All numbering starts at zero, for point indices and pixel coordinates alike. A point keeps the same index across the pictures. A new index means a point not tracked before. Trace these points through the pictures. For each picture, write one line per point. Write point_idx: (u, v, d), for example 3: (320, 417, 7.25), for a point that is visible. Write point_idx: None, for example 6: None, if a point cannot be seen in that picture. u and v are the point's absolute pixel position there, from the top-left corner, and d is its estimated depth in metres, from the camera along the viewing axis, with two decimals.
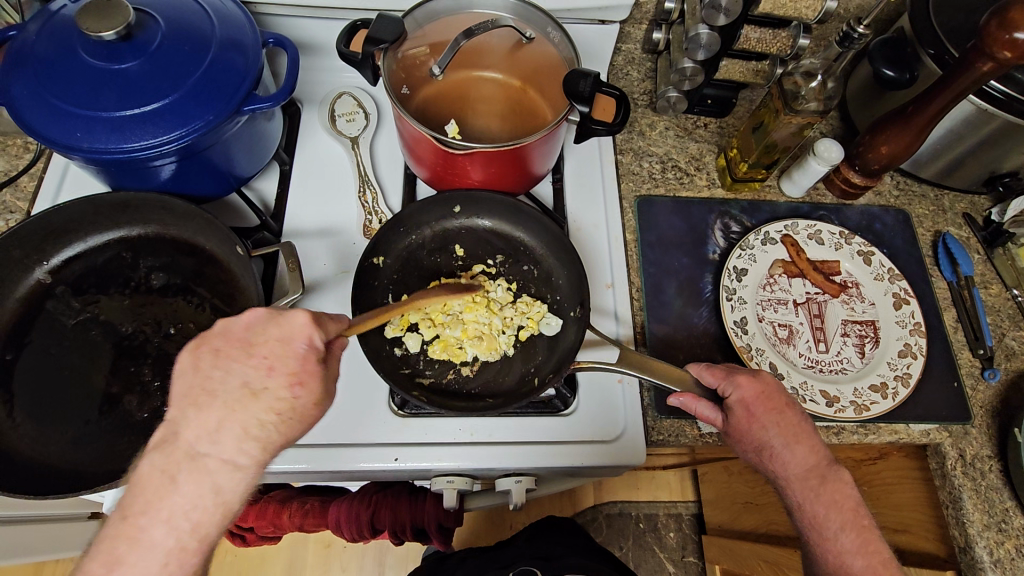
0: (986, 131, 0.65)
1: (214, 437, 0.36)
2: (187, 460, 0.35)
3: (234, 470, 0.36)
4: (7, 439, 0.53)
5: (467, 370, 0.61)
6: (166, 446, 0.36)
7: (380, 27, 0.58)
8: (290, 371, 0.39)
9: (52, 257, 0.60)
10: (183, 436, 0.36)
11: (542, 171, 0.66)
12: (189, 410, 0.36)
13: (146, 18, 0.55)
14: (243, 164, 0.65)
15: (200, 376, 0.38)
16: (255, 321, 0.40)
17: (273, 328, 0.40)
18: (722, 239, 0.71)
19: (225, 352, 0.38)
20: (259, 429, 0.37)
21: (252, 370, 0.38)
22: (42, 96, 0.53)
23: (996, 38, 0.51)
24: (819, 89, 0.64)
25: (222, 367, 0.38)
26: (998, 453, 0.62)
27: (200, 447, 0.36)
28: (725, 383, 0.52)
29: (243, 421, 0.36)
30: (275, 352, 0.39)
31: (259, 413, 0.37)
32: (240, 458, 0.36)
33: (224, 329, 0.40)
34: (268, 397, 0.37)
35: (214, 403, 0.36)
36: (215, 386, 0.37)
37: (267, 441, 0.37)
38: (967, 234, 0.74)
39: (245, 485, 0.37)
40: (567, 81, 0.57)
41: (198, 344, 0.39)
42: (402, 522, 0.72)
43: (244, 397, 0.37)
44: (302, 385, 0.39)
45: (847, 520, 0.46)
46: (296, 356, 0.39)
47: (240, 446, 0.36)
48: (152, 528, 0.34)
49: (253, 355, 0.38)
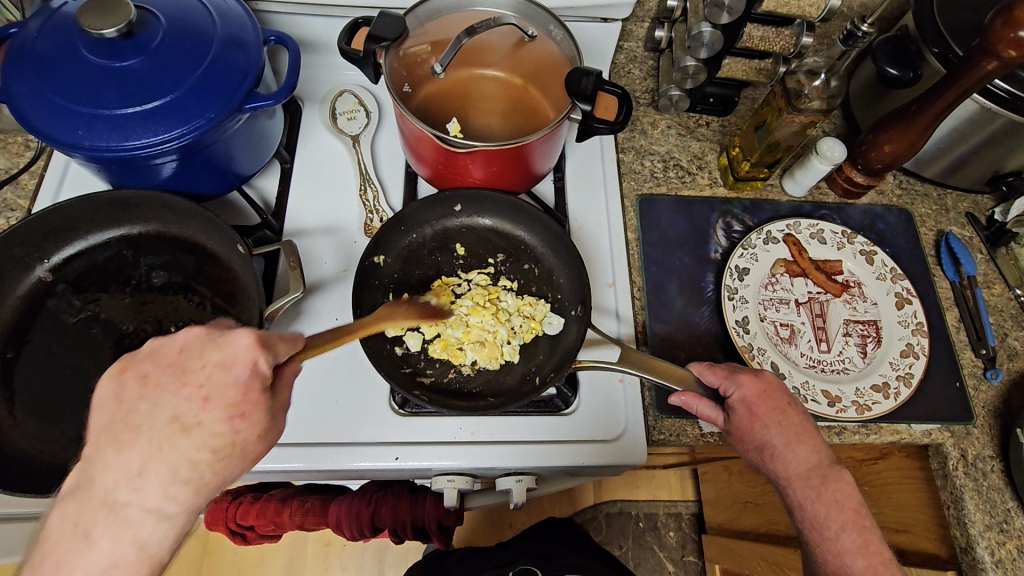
0: (990, 130, 0.64)
1: (134, 483, 0.35)
2: (106, 509, 0.35)
3: (159, 519, 0.36)
4: (7, 437, 0.53)
5: (468, 369, 0.61)
6: (80, 492, 0.35)
7: (382, 25, 0.58)
8: (228, 403, 0.38)
9: (53, 255, 0.60)
10: (100, 481, 0.35)
11: (544, 170, 0.66)
12: (110, 449, 0.36)
13: (147, 16, 0.55)
14: (244, 162, 0.64)
15: (126, 410, 0.37)
16: (191, 346, 0.40)
17: (210, 353, 0.39)
18: (724, 238, 0.71)
19: (154, 383, 0.38)
20: (192, 468, 0.37)
21: (184, 402, 0.38)
22: (44, 94, 0.53)
23: (1000, 37, 0.51)
24: (821, 88, 0.64)
25: (150, 399, 0.38)
26: (999, 453, 0.62)
27: (119, 495, 0.35)
28: (727, 383, 0.52)
29: (171, 462, 0.36)
30: (210, 381, 0.38)
31: (189, 450, 0.37)
32: (167, 504, 0.36)
33: (156, 354, 0.40)
34: (202, 432, 0.37)
35: (138, 440, 0.36)
36: (140, 421, 0.37)
37: (199, 483, 0.37)
38: (970, 234, 0.74)
39: (173, 531, 0.36)
40: (569, 80, 0.57)
41: (125, 369, 0.39)
42: (402, 521, 0.72)
43: (173, 433, 0.37)
44: (243, 416, 0.38)
45: (848, 520, 0.47)
46: (234, 385, 0.38)
47: (167, 489, 0.36)
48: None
49: (187, 385, 0.38)
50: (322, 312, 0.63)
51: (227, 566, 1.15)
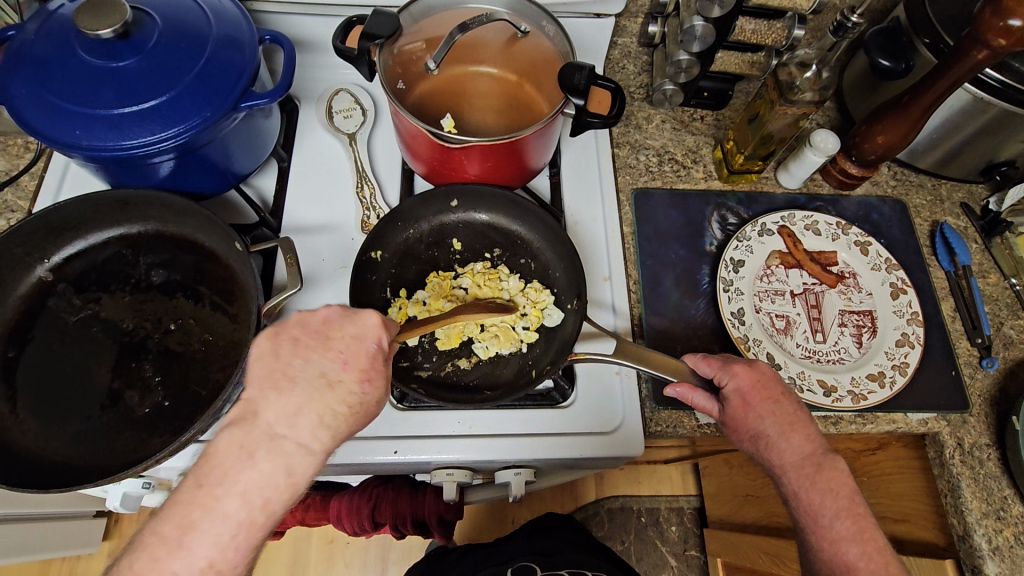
0: (984, 120, 0.65)
1: (293, 420, 0.39)
2: (267, 440, 0.38)
3: (308, 454, 0.39)
4: (10, 434, 0.53)
5: (465, 363, 0.62)
6: (245, 423, 0.39)
7: (375, 23, 0.59)
8: (361, 368, 0.43)
9: (53, 255, 0.60)
10: (263, 416, 0.39)
11: (538, 165, 0.67)
12: (270, 391, 0.40)
13: (143, 16, 0.56)
14: (241, 161, 0.65)
15: (280, 361, 0.42)
16: (331, 319, 0.44)
17: (349, 325, 0.44)
18: (719, 231, 0.71)
19: (305, 343, 0.43)
20: (333, 418, 0.41)
21: (329, 363, 0.42)
22: (42, 95, 0.53)
23: (990, 26, 0.51)
24: (814, 80, 0.64)
25: (302, 356, 0.42)
26: (996, 441, 0.62)
27: (279, 429, 0.39)
28: (720, 373, 0.53)
29: (320, 409, 0.40)
30: (349, 349, 0.43)
31: (333, 403, 0.41)
32: (315, 442, 0.40)
33: (302, 320, 0.44)
34: (344, 389, 0.42)
35: (294, 388, 0.40)
36: (295, 373, 0.41)
37: (337, 431, 0.41)
38: (965, 224, 0.74)
39: (314, 468, 0.40)
40: (562, 74, 0.57)
41: (277, 331, 0.43)
42: (402, 515, 0.72)
43: (322, 386, 0.41)
44: (371, 382, 0.43)
45: (842, 507, 0.47)
46: (367, 354, 0.44)
47: (315, 432, 0.40)
48: (227, 499, 0.37)
49: (330, 349, 0.43)
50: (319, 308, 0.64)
51: None
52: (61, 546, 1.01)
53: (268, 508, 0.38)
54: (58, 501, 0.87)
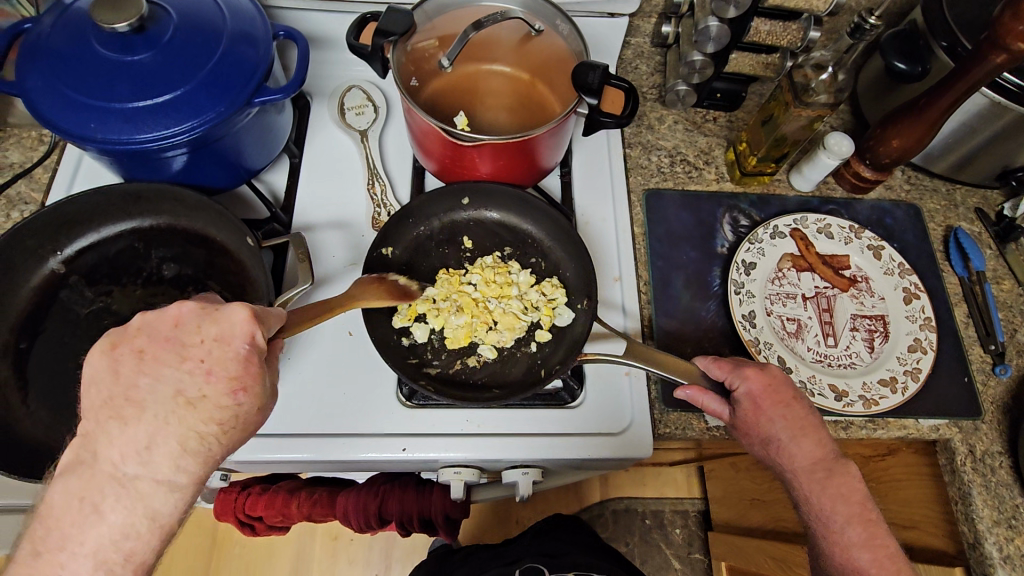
0: (1000, 125, 0.64)
1: (143, 456, 0.36)
2: (112, 481, 0.35)
3: (170, 489, 0.36)
4: (21, 424, 0.53)
5: (473, 361, 0.62)
6: (84, 468, 0.36)
7: (390, 20, 0.59)
8: (231, 376, 0.39)
9: (66, 247, 0.60)
10: (104, 456, 0.36)
11: (550, 164, 0.66)
12: (111, 423, 0.36)
13: (159, 11, 0.56)
14: (253, 156, 0.65)
15: (122, 384, 0.37)
16: (188, 326, 0.40)
17: (208, 327, 0.40)
18: (731, 233, 0.71)
19: (153, 357, 0.38)
20: (199, 442, 0.37)
21: (187, 377, 0.38)
22: (57, 87, 0.54)
23: (1008, 30, 0.51)
24: (829, 82, 0.63)
25: (150, 373, 0.38)
26: (1008, 448, 0.62)
27: (126, 468, 0.36)
28: (732, 376, 0.52)
29: (180, 434, 0.37)
30: (210, 356, 0.39)
31: (195, 423, 0.37)
32: (177, 476, 0.36)
33: (150, 331, 0.39)
34: (208, 406, 0.38)
35: (143, 416, 0.36)
36: (142, 397, 0.37)
37: (208, 454, 0.38)
38: (979, 229, 0.74)
39: (182, 503, 0.37)
40: (576, 73, 0.57)
41: (117, 345, 0.39)
42: (409, 513, 0.73)
43: (178, 406, 0.37)
44: (245, 391, 0.39)
45: (853, 513, 0.47)
46: (235, 359, 0.39)
47: (176, 462, 0.36)
48: (75, 562, 0.34)
49: (187, 360, 0.39)
50: None
51: (235, 558, 1.16)
52: None
53: (132, 557, 0.36)
54: None
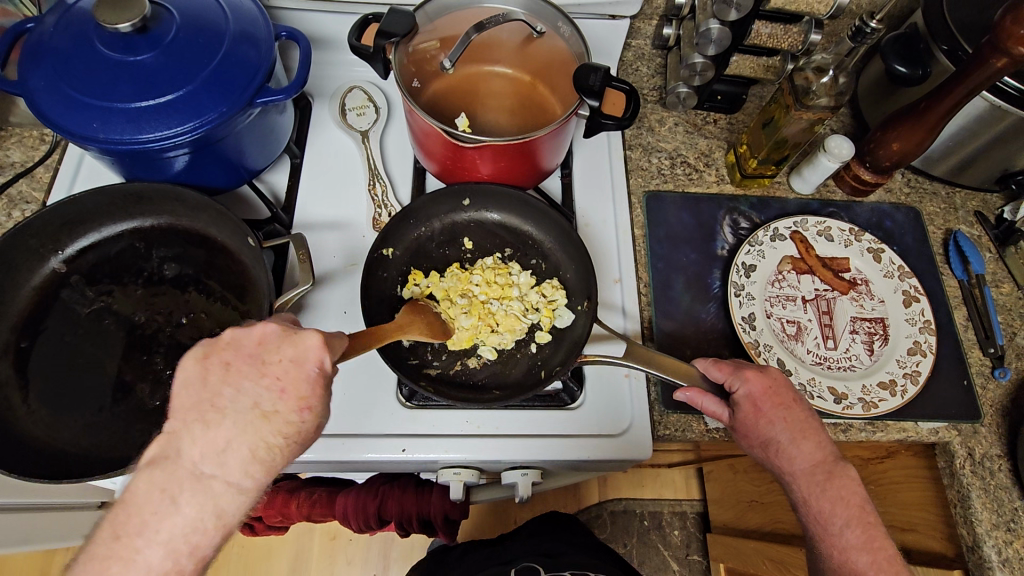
0: (1000, 129, 0.64)
1: (219, 458, 0.36)
2: (190, 480, 0.35)
3: (237, 493, 0.36)
4: (21, 424, 0.53)
5: (473, 362, 0.62)
6: (165, 463, 0.35)
7: (391, 21, 0.59)
8: (301, 396, 0.39)
9: (67, 247, 0.61)
10: (186, 454, 0.35)
11: (551, 166, 0.66)
12: (195, 425, 0.36)
13: (161, 11, 0.56)
14: (255, 157, 0.65)
15: (208, 391, 0.37)
16: (269, 339, 0.40)
17: (286, 347, 0.40)
18: (731, 235, 0.71)
19: (237, 369, 0.38)
20: (267, 453, 0.37)
21: (265, 391, 0.38)
22: (60, 86, 0.54)
23: (1009, 34, 0.51)
24: (830, 85, 0.64)
25: (233, 384, 0.38)
26: (1007, 451, 0.62)
27: (205, 467, 0.35)
28: (732, 378, 0.52)
29: (252, 442, 0.36)
30: (287, 375, 0.39)
31: (267, 435, 0.37)
32: (245, 481, 0.36)
33: (236, 341, 0.40)
34: (279, 420, 0.38)
35: (224, 421, 0.36)
36: (225, 404, 0.37)
37: (272, 465, 0.37)
38: (978, 233, 0.74)
39: (244, 507, 0.36)
40: (577, 75, 0.57)
41: (208, 354, 0.39)
42: (408, 513, 0.73)
43: (255, 418, 0.37)
44: (311, 409, 0.39)
45: (853, 515, 0.47)
46: (307, 380, 0.39)
47: (245, 468, 0.36)
48: (149, 549, 0.33)
49: (265, 375, 0.39)
50: (330, 304, 0.64)
51: (234, 558, 1.16)
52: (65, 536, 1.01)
53: (195, 554, 0.35)
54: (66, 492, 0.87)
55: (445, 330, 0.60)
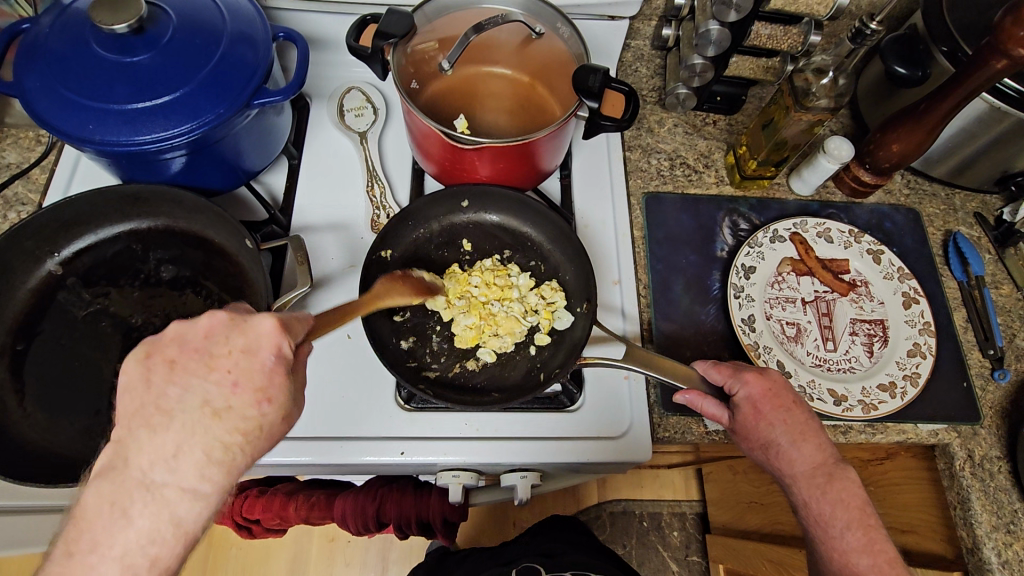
0: (999, 130, 0.64)
1: (170, 465, 0.33)
2: (140, 489, 0.33)
3: (195, 498, 0.34)
4: (17, 428, 0.53)
5: (472, 364, 0.61)
6: (113, 473, 0.33)
7: (390, 22, 0.58)
8: (257, 387, 0.36)
9: (64, 248, 0.60)
10: (134, 463, 0.33)
11: (550, 167, 0.66)
12: (140, 430, 0.34)
13: (158, 12, 0.56)
14: (252, 158, 0.65)
15: (152, 393, 0.35)
16: (216, 329, 0.37)
17: (236, 336, 0.37)
18: (730, 237, 0.70)
19: (183, 365, 0.36)
20: (223, 452, 0.35)
21: (214, 387, 0.36)
22: (55, 88, 0.53)
23: (1010, 35, 0.51)
24: (830, 87, 0.64)
25: (179, 383, 0.35)
26: (1007, 453, 0.62)
27: (155, 475, 0.33)
28: (731, 380, 0.52)
29: (204, 445, 0.34)
30: (238, 367, 0.36)
31: (221, 434, 0.35)
32: (202, 485, 0.34)
33: (179, 336, 0.37)
34: (234, 416, 0.35)
35: (171, 424, 0.34)
36: (170, 405, 0.35)
37: (232, 464, 0.35)
38: (978, 234, 0.74)
39: (205, 514, 0.34)
40: (576, 77, 0.56)
41: (148, 353, 0.36)
42: (407, 516, 0.72)
43: (205, 417, 0.35)
44: (271, 401, 0.37)
45: (853, 518, 0.46)
46: (262, 369, 0.37)
47: (200, 473, 0.34)
48: (104, 566, 0.32)
49: (214, 370, 0.36)
50: (328, 306, 0.64)
51: (233, 559, 1.16)
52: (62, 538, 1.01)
53: (158, 564, 0.33)
54: None
55: (431, 287, 0.61)
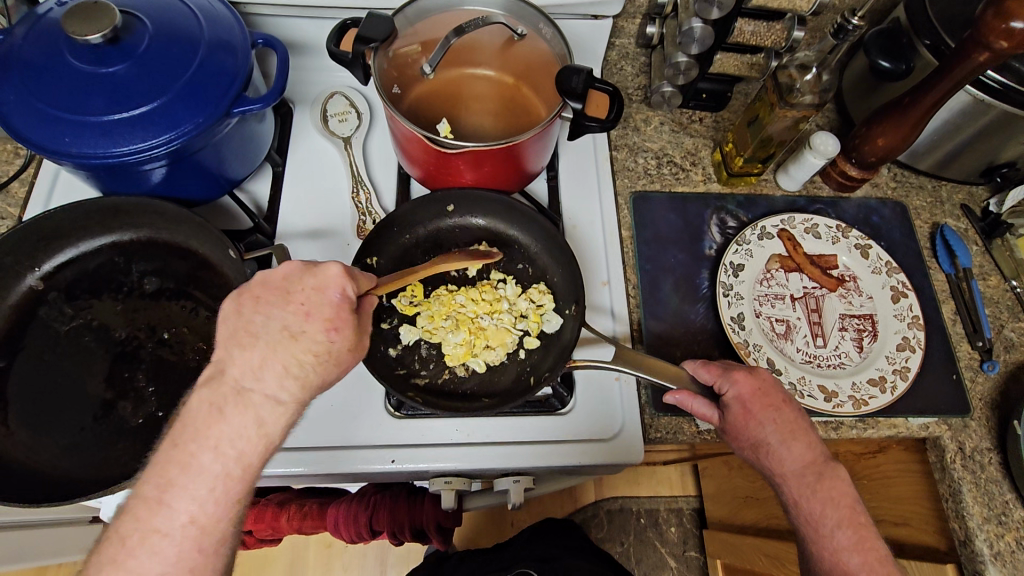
0: (984, 122, 0.64)
1: (257, 374, 0.40)
2: (234, 394, 0.40)
3: (276, 405, 0.40)
4: (1, 446, 0.52)
5: (462, 370, 0.61)
6: (213, 381, 0.40)
7: (370, 27, 0.58)
8: (325, 318, 0.42)
9: (44, 263, 0.60)
10: (229, 372, 0.40)
11: (536, 168, 0.66)
12: (234, 349, 0.41)
13: (133, 21, 0.55)
14: (235, 167, 0.64)
15: (243, 320, 0.42)
16: (292, 274, 0.44)
17: (308, 278, 0.43)
18: (718, 234, 0.70)
19: (267, 298, 0.43)
20: (298, 368, 0.41)
21: (291, 315, 0.42)
22: (30, 101, 0.53)
23: (992, 28, 0.51)
24: (813, 82, 0.63)
25: (263, 312, 0.42)
26: (997, 445, 0.62)
27: (245, 383, 0.40)
28: (721, 380, 0.52)
29: (283, 359, 0.41)
30: (311, 300, 0.43)
31: (297, 352, 0.41)
32: (281, 393, 0.41)
33: (264, 279, 0.44)
34: (308, 339, 0.42)
35: (257, 343, 0.41)
36: (257, 329, 0.42)
37: (305, 380, 0.42)
38: (965, 226, 0.74)
39: (286, 420, 0.41)
40: (560, 78, 0.56)
41: (240, 292, 0.43)
42: (400, 523, 0.71)
43: (285, 338, 0.41)
44: (338, 330, 0.43)
45: (843, 516, 0.46)
46: (330, 304, 0.43)
47: (281, 382, 0.41)
48: None
49: (291, 302, 0.42)
50: None
51: None
52: (57, 551, 1.00)
53: (243, 460, 0.39)
54: (59, 509, 0.87)
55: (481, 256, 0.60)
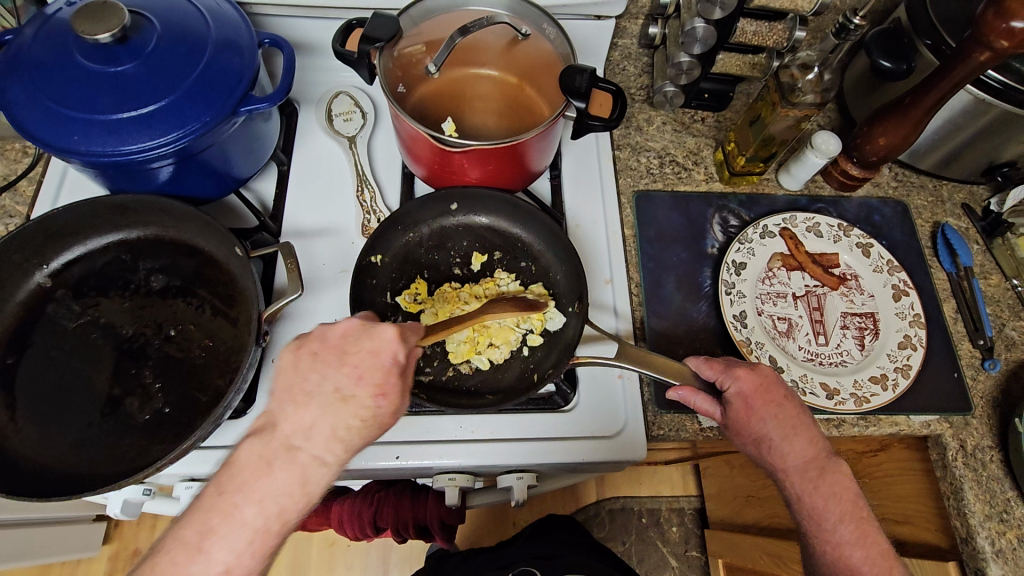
0: (984, 121, 0.64)
1: (307, 434, 0.42)
2: (283, 451, 0.42)
3: (321, 465, 0.43)
4: (10, 441, 0.53)
5: (466, 368, 0.61)
6: (264, 434, 0.42)
7: (375, 26, 0.58)
8: (375, 383, 0.45)
9: (52, 260, 0.60)
10: (281, 428, 0.42)
11: (540, 167, 0.66)
12: (288, 405, 0.43)
13: (141, 20, 0.55)
14: (241, 165, 0.65)
15: (299, 377, 0.44)
16: (349, 333, 0.46)
17: (364, 341, 0.46)
18: (720, 233, 0.71)
19: (323, 358, 0.45)
20: (345, 432, 0.43)
21: (343, 378, 0.44)
22: (39, 99, 0.53)
23: (992, 28, 0.51)
24: (816, 82, 0.63)
25: (319, 372, 0.45)
26: (998, 443, 0.62)
27: (294, 442, 0.42)
28: (723, 376, 0.52)
29: (333, 423, 0.43)
30: (363, 364, 0.45)
31: (346, 417, 0.43)
32: (326, 456, 0.43)
33: (322, 337, 0.46)
34: (356, 404, 0.44)
35: (310, 403, 0.43)
36: (311, 388, 0.44)
37: (349, 444, 0.43)
38: (966, 224, 0.74)
39: (329, 478, 0.43)
40: (563, 77, 0.56)
41: (300, 346, 0.46)
42: (404, 521, 0.72)
43: (336, 401, 0.43)
44: (385, 396, 0.45)
45: (845, 511, 0.47)
46: (380, 370, 0.45)
47: (327, 445, 0.43)
48: None
49: (346, 364, 0.45)
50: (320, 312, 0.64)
51: None
52: (61, 549, 1.00)
53: (282, 516, 0.41)
54: (64, 507, 0.87)
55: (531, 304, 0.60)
